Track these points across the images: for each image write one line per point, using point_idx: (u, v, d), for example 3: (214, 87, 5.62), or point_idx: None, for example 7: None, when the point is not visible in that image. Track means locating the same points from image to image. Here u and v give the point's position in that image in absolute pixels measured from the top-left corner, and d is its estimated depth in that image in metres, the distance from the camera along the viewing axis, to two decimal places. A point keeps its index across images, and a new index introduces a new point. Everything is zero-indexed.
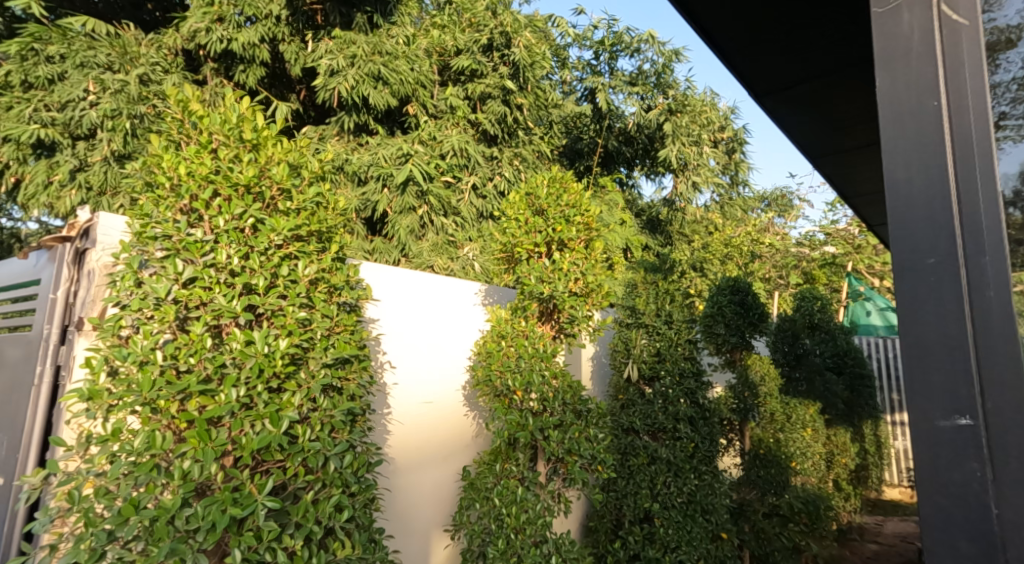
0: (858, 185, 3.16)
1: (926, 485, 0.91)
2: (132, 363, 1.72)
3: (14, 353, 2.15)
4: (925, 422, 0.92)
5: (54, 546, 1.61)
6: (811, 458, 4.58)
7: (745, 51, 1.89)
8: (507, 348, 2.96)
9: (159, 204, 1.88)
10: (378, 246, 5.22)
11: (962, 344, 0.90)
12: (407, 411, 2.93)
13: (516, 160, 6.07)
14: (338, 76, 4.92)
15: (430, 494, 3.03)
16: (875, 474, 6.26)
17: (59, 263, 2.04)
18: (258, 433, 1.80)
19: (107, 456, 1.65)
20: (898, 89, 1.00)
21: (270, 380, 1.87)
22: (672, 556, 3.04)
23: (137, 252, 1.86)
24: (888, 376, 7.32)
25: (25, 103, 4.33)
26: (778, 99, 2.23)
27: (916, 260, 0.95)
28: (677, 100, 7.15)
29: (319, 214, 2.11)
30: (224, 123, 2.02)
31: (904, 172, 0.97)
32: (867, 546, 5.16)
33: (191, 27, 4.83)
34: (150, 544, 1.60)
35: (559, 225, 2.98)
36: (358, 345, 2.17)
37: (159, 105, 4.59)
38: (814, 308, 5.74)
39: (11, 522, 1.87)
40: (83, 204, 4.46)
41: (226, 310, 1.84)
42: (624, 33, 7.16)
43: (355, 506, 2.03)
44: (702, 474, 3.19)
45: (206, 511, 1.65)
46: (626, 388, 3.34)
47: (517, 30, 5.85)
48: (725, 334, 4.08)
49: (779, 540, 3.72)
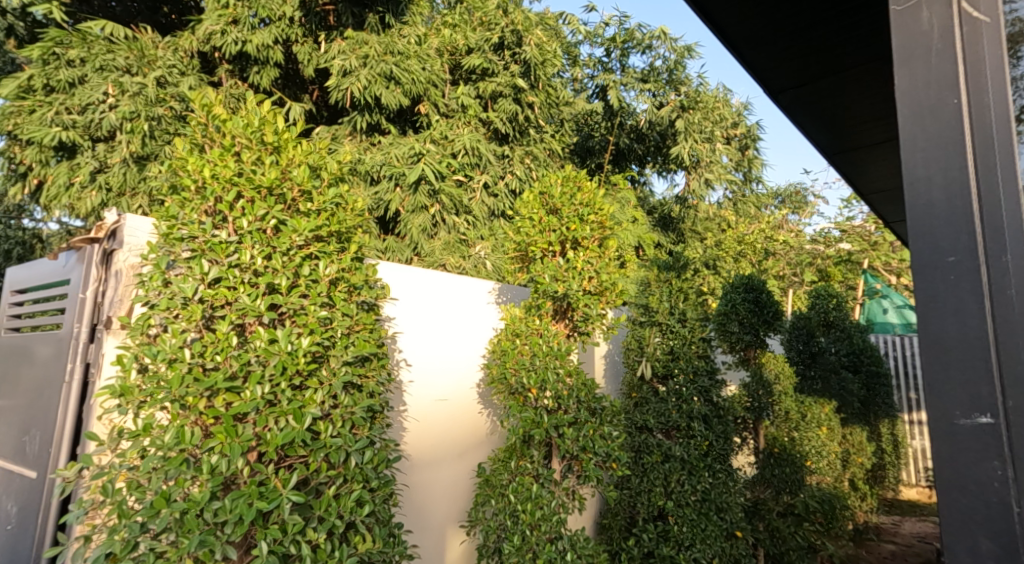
0: (874, 181, 3.15)
1: (947, 483, 0.97)
2: (161, 361, 1.78)
3: (45, 351, 2.22)
4: (945, 421, 0.98)
5: (88, 537, 1.69)
6: (826, 457, 4.54)
7: (758, 48, 1.90)
8: (522, 346, 2.99)
9: (185, 206, 1.93)
10: (390, 244, 5.26)
11: (983, 342, 0.95)
12: (423, 408, 2.97)
13: (527, 159, 6.06)
14: (351, 77, 4.97)
15: (447, 490, 3.07)
16: (892, 474, 6.20)
17: (88, 264, 2.10)
18: (281, 428, 1.85)
19: (139, 450, 1.71)
20: (917, 86, 1.05)
21: (294, 377, 1.91)
22: (687, 554, 3.05)
23: (165, 252, 1.91)
24: (905, 375, 7.26)
25: (47, 106, 4.39)
26: (792, 96, 2.24)
27: (936, 259, 1.00)
28: (689, 97, 7.19)
29: (339, 215, 2.15)
30: (247, 127, 2.05)
31: (924, 171, 1.03)
32: (884, 546, 5.11)
33: (207, 30, 4.92)
34: (181, 535, 1.66)
35: (573, 224, 3.01)
36: (378, 343, 2.21)
37: (176, 107, 4.67)
38: (829, 306, 5.71)
39: (45, 515, 1.94)
40: (104, 205, 4.54)
41: (250, 309, 1.88)
42: (636, 30, 7.10)
43: (376, 502, 2.06)
44: (717, 473, 3.19)
45: (233, 504, 1.69)
46: (640, 386, 3.35)
47: (528, 28, 5.87)
48: (739, 332, 4.10)
49: (793, 539, 3.72)
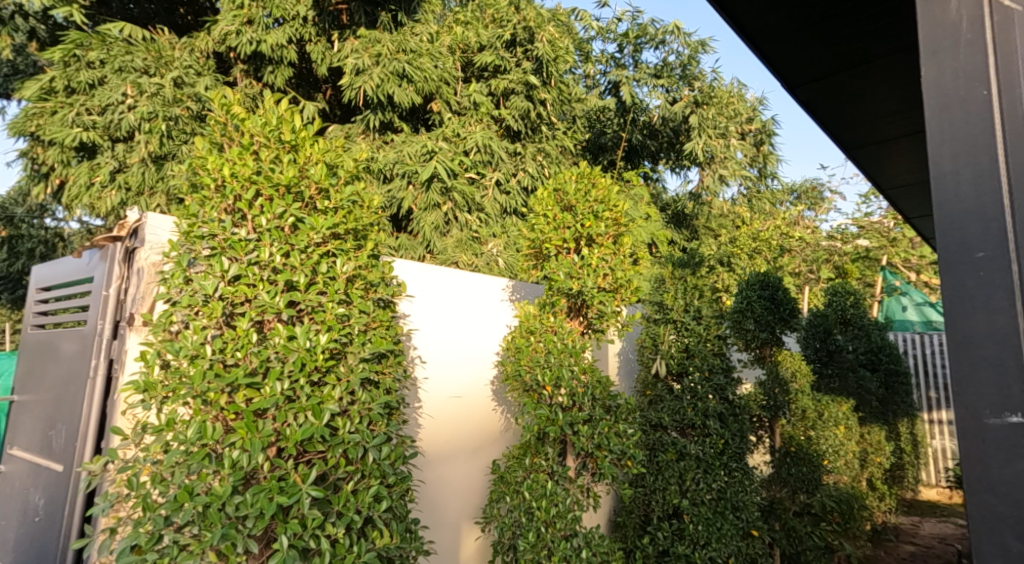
0: (895, 175, 3.11)
1: (976, 486, 1.02)
2: (183, 357, 1.81)
3: (69, 347, 2.27)
4: (974, 420, 1.03)
5: (112, 529, 1.73)
6: (844, 457, 4.42)
7: (775, 40, 1.88)
8: (536, 344, 2.98)
9: (205, 204, 1.96)
10: (403, 242, 5.29)
11: (1013, 341, 1.00)
12: (437, 405, 2.98)
13: (539, 156, 6.01)
14: (364, 76, 5.00)
15: (462, 487, 3.09)
16: (911, 474, 6.11)
17: (111, 262, 2.14)
18: (301, 424, 1.87)
19: (162, 445, 1.75)
20: (944, 77, 1.10)
21: (312, 372, 1.93)
22: (702, 553, 3.04)
23: (185, 250, 1.94)
24: (925, 374, 7.20)
25: (68, 107, 4.48)
26: (810, 91, 2.23)
27: (966, 254, 1.05)
28: (703, 92, 7.13)
29: (356, 213, 2.16)
30: (265, 126, 2.08)
31: (951, 164, 1.08)
32: (903, 547, 5.07)
33: (222, 31, 4.96)
34: (204, 528, 1.69)
35: (587, 221, 2.99)
36: (394, 340, 2.22)
37: (193, 107, 4.69)
38: (846, 303, 5.62)
39: (72, 508, 1.99)
40: (123, 204, 4.59)
41: (269, 306, 1.91)
42: (649, 25, 7.18)
43: (393, 497, 2.09)
44: (732, 471, 3.18)
45: (254, 498, 1.72)
46: (654, 384, 3.37)
47: (540, 25, 5.84)
48: (755, 329, 4.06)
49: (810, 539, 3.70)
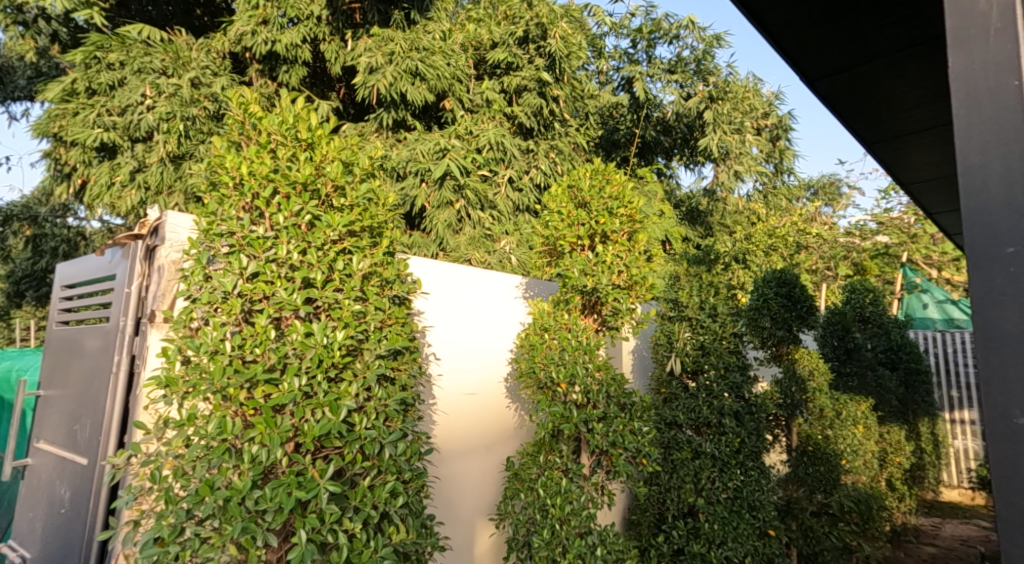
0: (916, 170, 3.07)
1: (1004, 484, 1.07)
2: (203, 353, 1.84)
3: (92, 343, 2.31)
4: (1005, 419, 1.07)
5: (136, 521, 1.77)
6: (862, 457, 4.37)
7: (796, 32, 1.87)
8: (551, 340, 2.98)
9: (224, 202, 1.98)
10: (417, 239, 5.32)
11: None
12: (451, 402, 3.00)
13: (552, 153, 5.98)
14: (377, 74, 5.03)
15: (478, 484, 3.11)
16: (932, 475, 6.03)
17: (132, 259, 2.18)
18: (318, 420, 1.89)
19: (184, 439, 1.78)
20: (974, 66, 1.14)
21: (329, 369, 1.95)
22: (718, 552, 3.03)
23: (205, 248, 1.98)
24: (946, 372, 7.09)
25: (89, 109, 4.56)
26: (829, 84, 2.21)
27: (996, 250, 1.10)
28: (717, 87, 7.00)
29: (371, 210, 2.17)
30: (282, 124, 2.10)
31: (979, 156, 1.13)
32: (923, 549, 5.00)
33: (237, 31, 5.02)
34: (224, 522, 1.72)
35: (602, 218, 2.99)
36: (410, 337, 2.23)
37: (210, 107, 4.73)
38: (864, 301, 5.55)
39: (96, 500, 2.03)
40: (142, 204, 4.64)
41: (287, 303, 1.92)
42: (663, 20, 7.20)
43: (409, 493, 2.10)
44: (748, 470, 3.15)
45: (273, 493, 1.75)
46: (669, 381, 3.33)
47: (553, 21, 5.78)
48: (771, 327, 4.04)
49: (828, 540, 3.68)
